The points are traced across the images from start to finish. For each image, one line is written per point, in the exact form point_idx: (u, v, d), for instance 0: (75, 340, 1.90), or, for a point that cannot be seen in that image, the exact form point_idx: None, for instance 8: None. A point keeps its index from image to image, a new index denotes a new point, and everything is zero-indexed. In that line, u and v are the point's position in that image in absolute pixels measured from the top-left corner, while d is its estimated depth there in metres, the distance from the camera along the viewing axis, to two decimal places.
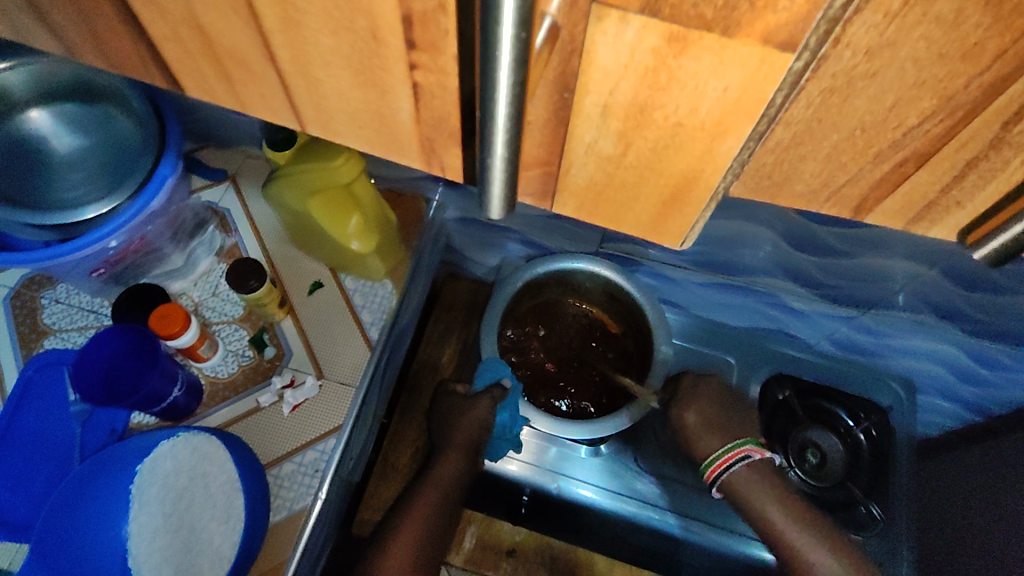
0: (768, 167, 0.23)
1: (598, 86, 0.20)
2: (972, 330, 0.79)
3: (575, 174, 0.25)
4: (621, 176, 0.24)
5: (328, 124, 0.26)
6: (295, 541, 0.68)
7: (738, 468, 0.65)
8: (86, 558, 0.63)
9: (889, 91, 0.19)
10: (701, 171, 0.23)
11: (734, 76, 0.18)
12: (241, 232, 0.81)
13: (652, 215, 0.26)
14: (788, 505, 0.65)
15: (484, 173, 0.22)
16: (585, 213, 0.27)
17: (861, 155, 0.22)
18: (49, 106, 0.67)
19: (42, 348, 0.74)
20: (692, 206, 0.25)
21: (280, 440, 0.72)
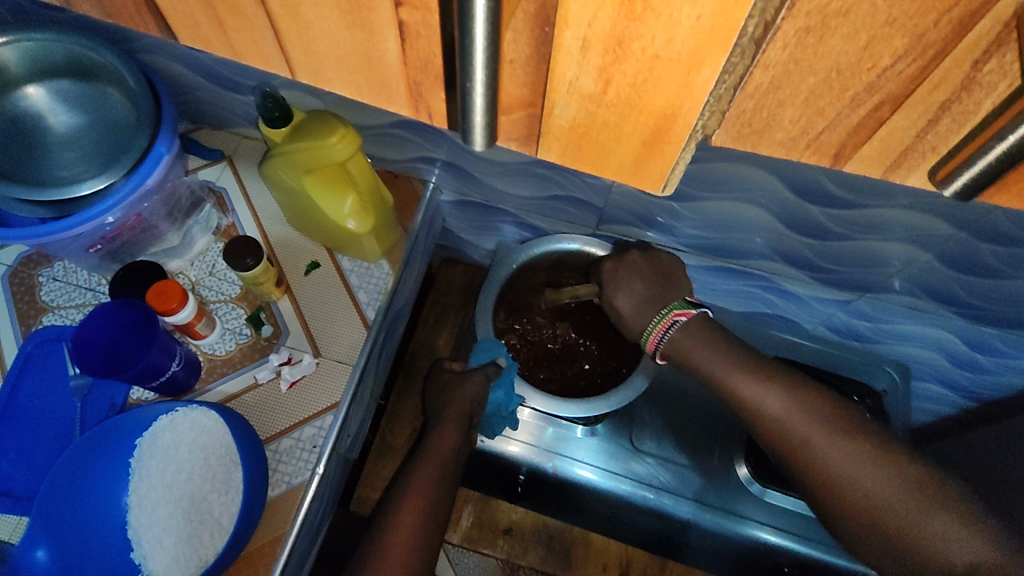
0: (750, 113, 0.28)
1: (577, 18, 0.21)
2: (966, 315, 0.79)
3: (558, 115, 0.26)
4: (603, 116, 0.26)
5: (318, 71, 0.27)
6: (295, 512, 0.68)
7: (673, 335, 0.64)
8: (88, 528, 0.64)
9: (863, 31, 0.23)
10: (679, 107, 0.24)
11: (708, 2, 0.20)
12: (238, 211, 0.81)
13: (634, 156, 0.27)
14: (740, 361, 0.61)
15: (468, 104, 0.23)
16: (569, 155, 0.29)
17: (839, 98, 0.26)
18: (45, 83, 0.67)
19: (42, 325, 0.74)
20: (674, 142, 0.26)
21: (279, 416, 0.73)
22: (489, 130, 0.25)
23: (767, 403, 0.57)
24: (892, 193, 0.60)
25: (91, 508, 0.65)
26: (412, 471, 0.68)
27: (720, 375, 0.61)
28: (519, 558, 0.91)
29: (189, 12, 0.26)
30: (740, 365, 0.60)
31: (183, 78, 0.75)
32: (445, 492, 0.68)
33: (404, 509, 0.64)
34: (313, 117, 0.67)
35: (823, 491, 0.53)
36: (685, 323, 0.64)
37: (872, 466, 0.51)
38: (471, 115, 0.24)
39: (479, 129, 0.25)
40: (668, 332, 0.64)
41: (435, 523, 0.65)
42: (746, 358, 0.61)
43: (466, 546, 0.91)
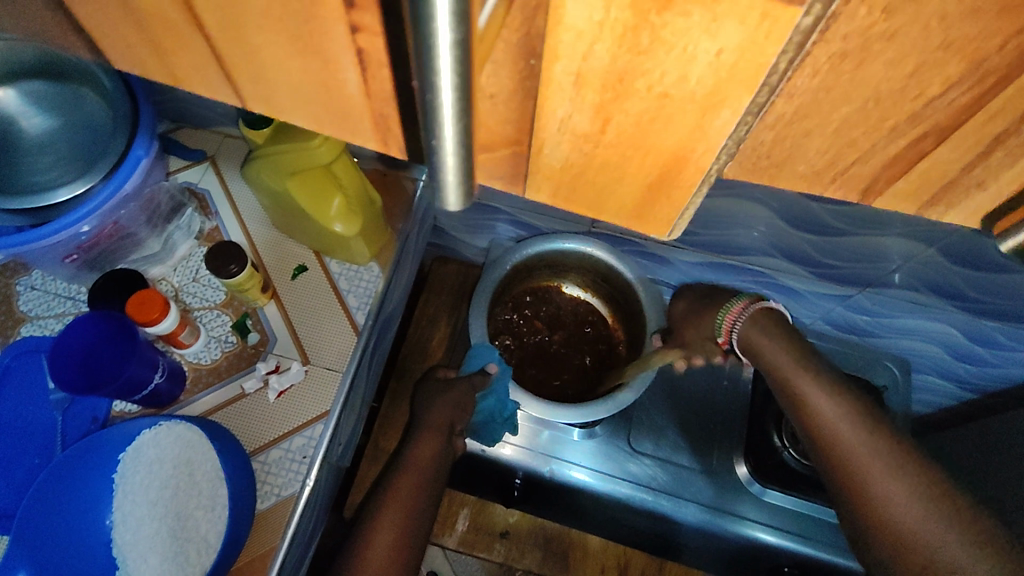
0: (768, 145, 0.25)
1: (570, 51, 0.19)
2: (968, 310, 0.78)
3: (549, 154, 0.24)
4: (602, 156, 0.24)
5: (271, 99, 0.24)
6: (284, 528, 0.66)
7: (746, 326, 0.61)
8: (71, 547, 0.62)
9: (911, 56, 0.20)
10: (692, 150, 0.22)
11: (731, 34, 0.17)
12: (222, 214, 0.79)
13: (638, 198, 0.26)
14: (821, 369, 0.55)
15: (434, 156, 0.20)
16: (562, 197, 0.27)
17: (875, 130, 0.23)
18: (14, 83, 0.60)
19: (19, 336, 0.72)
20: (683, 188, 0.24)
21: (268, 426, 0.71)
22: (465, 186, 0.21)
23: (826, 410, 0.52)
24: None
25: (73, 526, 0.62)
26: (391, 482, 0.68)
27: (786, 365, 0.56)
28: (517, 561, 0.91)
29: (125, 37, 0.24)
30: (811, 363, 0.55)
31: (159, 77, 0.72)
32: (425, 504, 0.68)
33: (381, 525, 0.64)
34: None
35: (868, 518, 0.47)
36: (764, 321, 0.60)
37: (914, 501, 0.45)
38: (442, 172, 0.20)
39: (453, 187, 0.21)
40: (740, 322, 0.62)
41: (414, 538, 0.65)
42: (817, 360, 0.56)
43: (463, 550, 0.91)
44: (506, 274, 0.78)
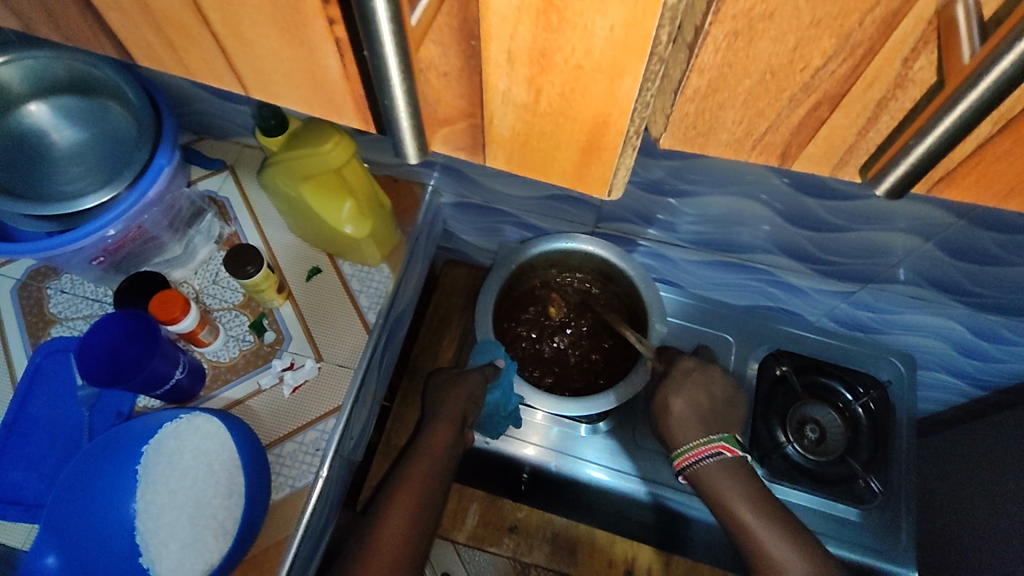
0: (692, 116, 0.26)
1: (498, 31, 0.22)
2: (972, 305, 0.79)
3: (499, 125, 0.27)
4: (540, 125, 0.26)
5: (267, 86, 0.27)
6: (299, 517, 0.69)
7: (711, 461, 0.70)
8: (95, 534, 0.65)
9: (791, 32, 0.22)
10: (609, 115, 0.24)
11: (616, 12, 0.20)
12: (240, 218, 0.82)
13: (576, 163, 0.27)
14: (760, 506, 0.68)
15: (389, 115, 0.24)
16: (516, 163, 0.29)
17: (776, 99, 0.25)
18: (48, 100, 0.69)
19: (50, 336, 0.76)
20: (610, 150, 0.26)
21: (284, 420, 0.73)
22: (417, 143, 0.26)
23: (777, 550, 0.65)
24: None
25: (101, 514, 0.66)
26: (407, 467, 0.70)
27: (744, 514, 0.67)
28: (526, 555, 0.90)
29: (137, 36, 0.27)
30: (756, 505, 0.67)
31: (183, 91, 0.76)
32: (436, 490, 0.70)
33: (395, 507, 0.66)
34: (308, 126, 0.68)
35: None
36: (727, 458, 0.70)
37: None
38: (396, 127, 0.24)
39: (407, 137, 0.25)
40: (705, 459, 0.70)
41: (424, 524, 0.67)
42: (762, 499, 0.69)
43: (472, 545, 0.91)
44: (512, 273, 0.81)
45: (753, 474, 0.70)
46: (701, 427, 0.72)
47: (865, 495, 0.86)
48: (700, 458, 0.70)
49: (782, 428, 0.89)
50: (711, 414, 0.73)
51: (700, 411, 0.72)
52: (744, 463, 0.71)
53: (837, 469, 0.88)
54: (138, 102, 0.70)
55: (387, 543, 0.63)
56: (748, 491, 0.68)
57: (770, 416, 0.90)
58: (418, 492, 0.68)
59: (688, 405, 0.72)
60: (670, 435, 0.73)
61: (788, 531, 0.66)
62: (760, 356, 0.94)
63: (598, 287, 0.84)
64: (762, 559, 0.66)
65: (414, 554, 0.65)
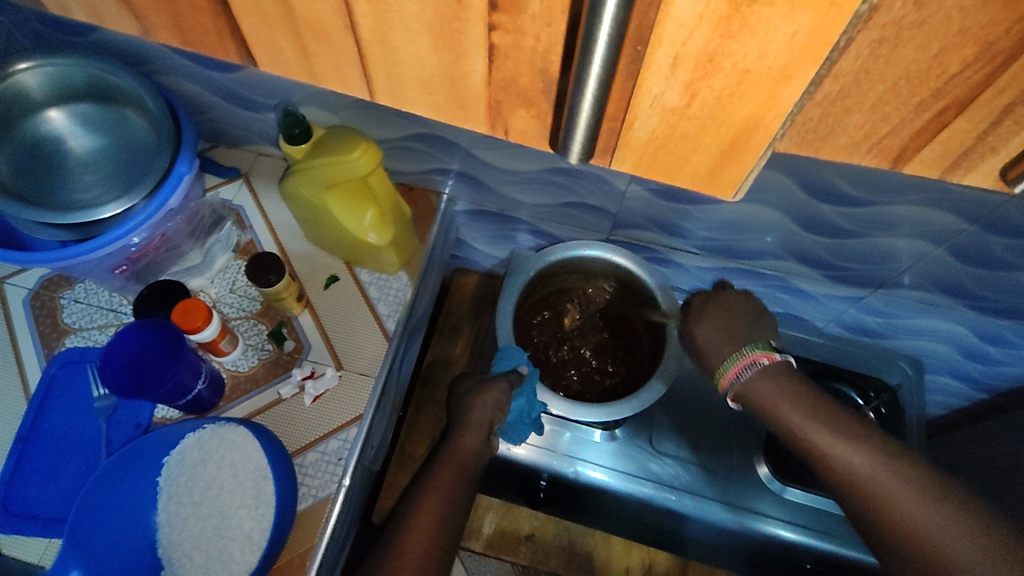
0: (815, 117, 0.38)
1: (673, 36, 0.25)
2: (978, 308, 0.81)
3: (639, 128, 0.31)
4: (684, 127, 0.30)
5: (399, 91, 0.33)
6: (323, 527, 0.68)
7: (752, 372, 0.57)
8: (119, 546, 0.65)
9: (929, 43, 0.31)
10: (763, 117, 0.28)
11: (803, 20, 0.23)
12: (256, 227, 0.82)
13: (710, 165, 0.32)
14: (817, 409, 0.54)
15: (574, 114, 0.29)
16: (643, 166, 0.33)
17: (897, 103, 0.35)
18: (65, 107, 0.69)
19: (64, 347, 0.75)
20: (750, 151, 0.30)
21: (306, 429, 0.73)
22: (583, 149, 0.32)
23: (851, 456, 0.51)
24: (909, 191, 0.63)
25: (123, 526, 0.65)
26: (431, 476, 0.69)
27: (802, 424, 0.54)
28: (543, 563, 0.95)
29: None
30: (816, 408, 0.54)
31: (203, 101, 0.77)
32: (462, 497, 0.69)
33: (422, 513, 0.65)
34: (332, 133, 0.68)
35: (914, 555, 0.46)
36: (767, 366, 0.57)
37: (981, 555, 0.43)
38: (577, 123, 0.30)
39: (580, 132, 0.30)
40: (746, 374, 0.58)
41: (452, 530, 0.66)
42: (827, 409, 0.54)
43: (489, 552, 0.95)
44: (530, 280, 0.81)
45: (804, 381, 0.57)
46: (733, 342, 0.60)
47: None
48: (739, 374, 0.58)
49: None
50: (744, 330, 0.61)
51: (729, 331, 0.61)
52: (793, 369, 0.57)
53: None
54: (156, 109, 0.69)
55: (412, 549, 0.62)
56: (803, 392, 0.55)
57: None
58: (444, 497, 0.67)
59: (713, 332, 0.62)
60: (709, 356, 0.62)
61: (862, 434, 0.52)
62: None
63: (613, 295, 0.85)
64: (838, 472, 0.51)
65: (440, 557, 0.64)
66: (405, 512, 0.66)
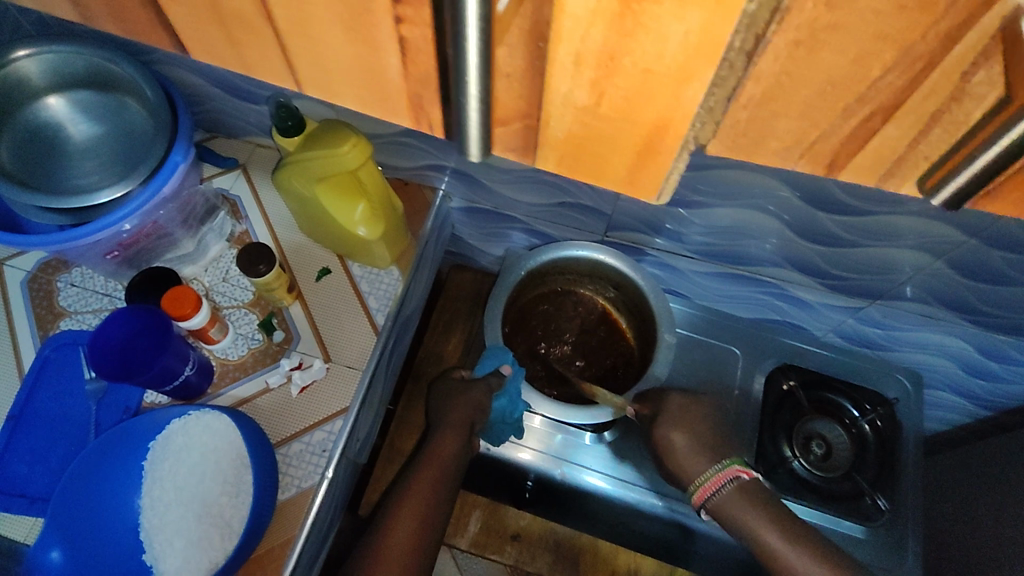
0: (743, 124, 0.30)
1: (570, 34, 0.24)
2: (979, 324, 0.80)
3: (554, 126, 0.30)
4: (599, 126, 0.29)
5: (328, 85, 0.33)
6: (303, 518, 0.68)
7: (725, 489, 0.67)
8: (103, 527, 0.65)
9: (852, 46, 0.25)
10: (672, 118, 0.27)
11: (694, 18, 0.22)
12: (251, 217, 0.82)
13: (629, 166, 0.31)
14: (781, 526, 0.65)
15: (461, 107, 0.28)
16: (565, 165, 0.32)
17: (833, 111, 0.28)
18: (65, 95, 0.70)
19: (59, 329, 0.76)
20: (664, 153, 0.29)
21: (291, 420, 0.73)
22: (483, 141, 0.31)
23: (806, 572, 0.63)
24: (904, 201, 0.62)
25: (106, 509, 0.66)
26: (415, 475, 0.71)
27: (772, 539, 0.65)
28: (528, 563, 0.94)
29: None
30: (779, 525, 0.65)
31: (201, 90, 0.77)
32: (443, 497, 0.71)
33: (402, 516, 0.67)
34: (325, 127, 0.68)
35: None
36: (742, 481, 0.68)
37: None
38: (466, 115, 0.29)
39: (475, 131, 0.30)
40: (721, 489, 0.68)
41: (431, 532, 0.68)
42: (788, 525, 0.66)
43: (475, 551, 0.94)
44: (521, 279, 0.81)
45: (770, 496, 0.68)
46: (709, 455, 0.70)
47: (871, 512, 0.86)
48: (715, 488, 0.68)
49: (788, 444, 0.89)
50: (712, 441, 0.71)
51: (702, 441, 0.71)
52: (759, 485, 0.68)
53: (843, 485, 0.88)
54: (153, 97, 0.69)
55: (393, 551, 0.64)
56: (768, 511, 0.66)
57: (776, 430, 0.89)
58: (425, 498, 0.68)
59: (687, 437, 0.71)
60: (686, 466, 0.71)
61: (810, 547, 0.64)
62: (768, 371, 0.94)
63: (604, 297, 0.86)
64: None
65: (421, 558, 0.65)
66: (388, 512, 0.68)
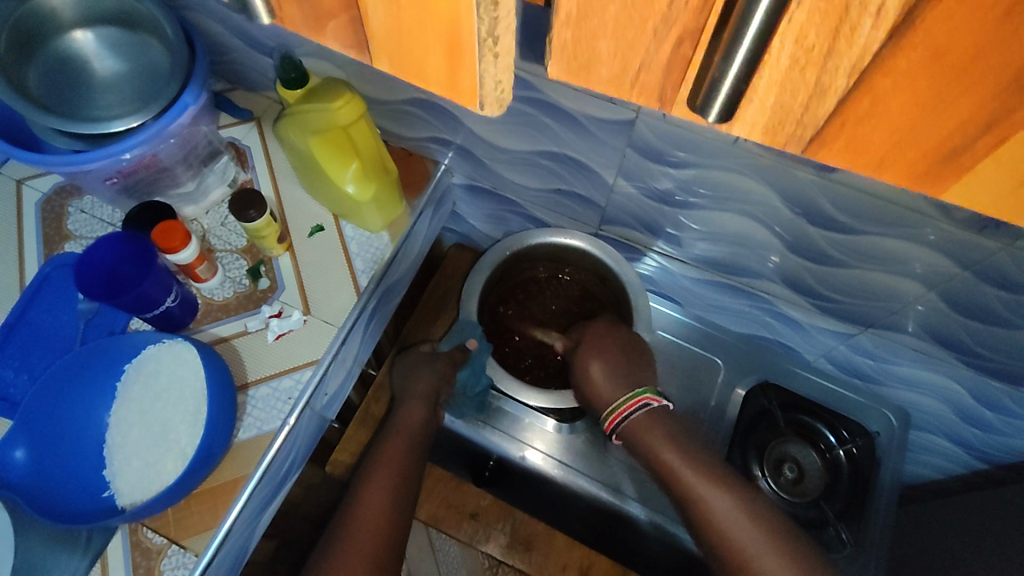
0: (567, 46, 0.22)
1: None
2: (976, 367, 0.77)
3: (367, 19, 0.23)
4: (406, 22, 0.22)
5: None
6: (260, 457, 0.71)
7: (635, 416, 0.73)
8: (68, 438, 0.69)
9: None
10: (459, 13, 0.21)
11: None
12: (257, 168, 0.85)
13: (445, 72, 0.24)
14: (686, 453, 0.70)
15: None
16: (396, 70, 0.25)
17: (642, 32, 0.20)
18: (94, 30, 0.73)
19: (63, 250, 0.80)
20: (469, 54, 0.23)
21: (262, 364, 0.75)
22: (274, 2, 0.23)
23: (712, 502, 0.67)
24: (905, 221, 0.61)
25: (76, 421, 0.70)
26: (382, 445, 0.73)
27: (673, 461, 0.70)
28: (481, 543, 0.94)
29: None
30: (684, 454, 0.70)
31: (223, 39, 0.81)
32: (413, 465, 0.72)
33: (374, 486, 0.68)
34: (325, 82, 0.71)
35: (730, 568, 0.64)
36: (653, 408, 0.73)
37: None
38: None
39: None
40: (633, 415, 0.73)
41: (403, 501, 0.69)
42: (692, 452, 0.71)
43: (431, 523, 0.95)
44: (505, 260, 0.82)
45: (676, 427, 0.73)
46: (624, 382, 0.75)
47: (833, 542, 0.86)
48: (627, 413, 0.73)
49: (758, 463, 0.91)
50: (626, 370, 0.75)
51: (618, 369, 0.75)
52: (666, 411, 0.74)
53: (809, 511, 0.89)
54: (173, 37, 0.73)
55: (369, 515, 0.65)
56: (671, 438, 0.71)
57: (747, 449, 0.91)
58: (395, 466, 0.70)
59: (603, 366, 0.75)
60: (600, 393, 0.75)
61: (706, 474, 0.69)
62: (748, 386, 0.95)
63: (587, 284, 0.85)
64: (686, 497, 0.69)
65: (394, 526, 0.66)
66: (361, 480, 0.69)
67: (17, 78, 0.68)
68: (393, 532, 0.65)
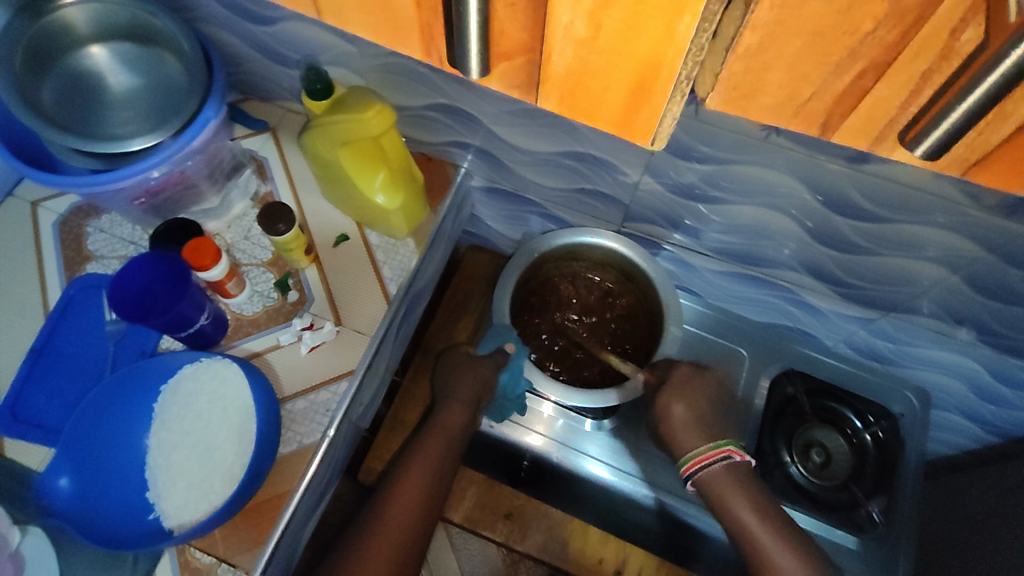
0: None
1: None
2: (995, 346, 0.79)
3: (555, 62, 0.28)
4: (595, 62, 0.27)
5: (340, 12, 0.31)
6: (303, 471, 0.70)
7: (712, 468, 0.71)
8: (110, 463, 0.68)
9: None
10: (663, 55, 0.26)
11: None
12: (276, 179, 0.84)
13: (623, 105, 0.29)
14: (757, 505, 0.69)
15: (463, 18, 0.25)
16: (566, 105, 0.31)
17: None
18: (107, 44, 0.71)
19: (86, 272, 0.78)
20: (659, 93, 0.28)
21: (298, 378, 0.75)
22: (484, 61, 0.28)
23: (772, 552, 0.66)
24: (930, 208, 0.63)
25: (117, 444, 0.69)
26: (421, 442, 0.74)
27: (745, 518, 0.68)
28: (517, 542, 0.93)
29: None
30: (759, 509, 0.68)
31: (238, 50, 0.80)
32: (448, 466, 0.73)
33: (405, 482, 0.69)
34: (350, 92, 0.70)
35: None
36: (734, 461, 0.71)
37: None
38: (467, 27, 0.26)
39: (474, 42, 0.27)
40: (710, 465, 0.71)
41: (431, 505, 0.69)
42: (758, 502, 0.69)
43: (467, 525, 0.94)
44: (533, 261, 0.82)
45: (755, 483, 0.71)
46: (705, 433, 0.73)
47: (864, 523, 0.88)
48: (704, 463, 0.71)
49: (787, 450, 0.92)
50: (709, 417, 0.75)
51: (700, 416, 0.75)
52: (749, 471, 0.71)
53: (839, 495, 0.90)
54: (190, 51, 0.71)
55: (394, 520, 0.66)
56: (747, 491, 0.69)
57: (776, 437, 0.92)
58: (432, 464, 0.71)
59: (687, 409, 0.74)
60: (678, 441, 0.74)
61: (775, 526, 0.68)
62: (773, 375, 0.96)
63: (611, 281, 0.86)
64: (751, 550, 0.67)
65: (418, 525, 0.67)
66: (393, 481, 0.69)
67: (33, 98, 0.66)
68: (419, 530, 0.67)
